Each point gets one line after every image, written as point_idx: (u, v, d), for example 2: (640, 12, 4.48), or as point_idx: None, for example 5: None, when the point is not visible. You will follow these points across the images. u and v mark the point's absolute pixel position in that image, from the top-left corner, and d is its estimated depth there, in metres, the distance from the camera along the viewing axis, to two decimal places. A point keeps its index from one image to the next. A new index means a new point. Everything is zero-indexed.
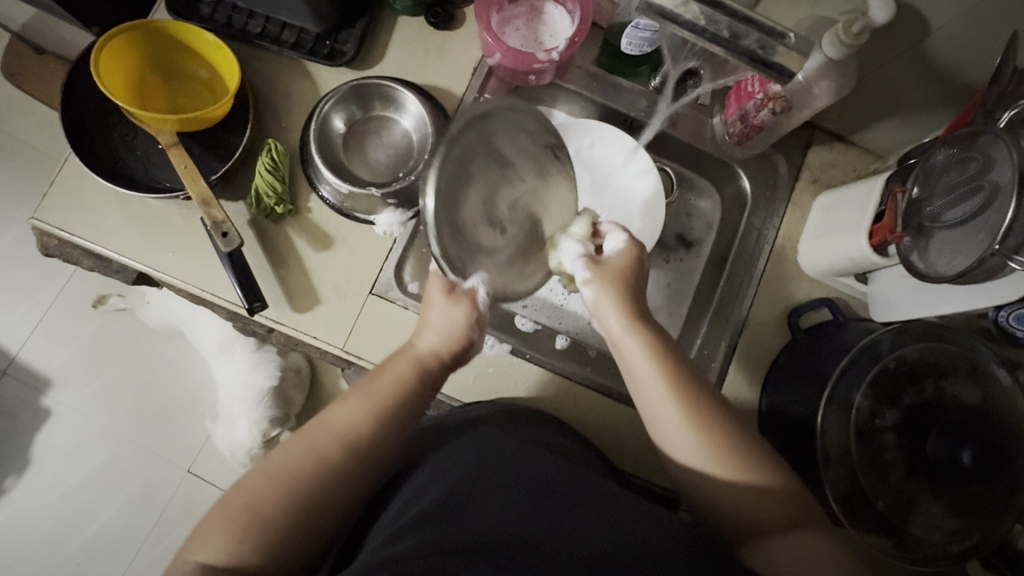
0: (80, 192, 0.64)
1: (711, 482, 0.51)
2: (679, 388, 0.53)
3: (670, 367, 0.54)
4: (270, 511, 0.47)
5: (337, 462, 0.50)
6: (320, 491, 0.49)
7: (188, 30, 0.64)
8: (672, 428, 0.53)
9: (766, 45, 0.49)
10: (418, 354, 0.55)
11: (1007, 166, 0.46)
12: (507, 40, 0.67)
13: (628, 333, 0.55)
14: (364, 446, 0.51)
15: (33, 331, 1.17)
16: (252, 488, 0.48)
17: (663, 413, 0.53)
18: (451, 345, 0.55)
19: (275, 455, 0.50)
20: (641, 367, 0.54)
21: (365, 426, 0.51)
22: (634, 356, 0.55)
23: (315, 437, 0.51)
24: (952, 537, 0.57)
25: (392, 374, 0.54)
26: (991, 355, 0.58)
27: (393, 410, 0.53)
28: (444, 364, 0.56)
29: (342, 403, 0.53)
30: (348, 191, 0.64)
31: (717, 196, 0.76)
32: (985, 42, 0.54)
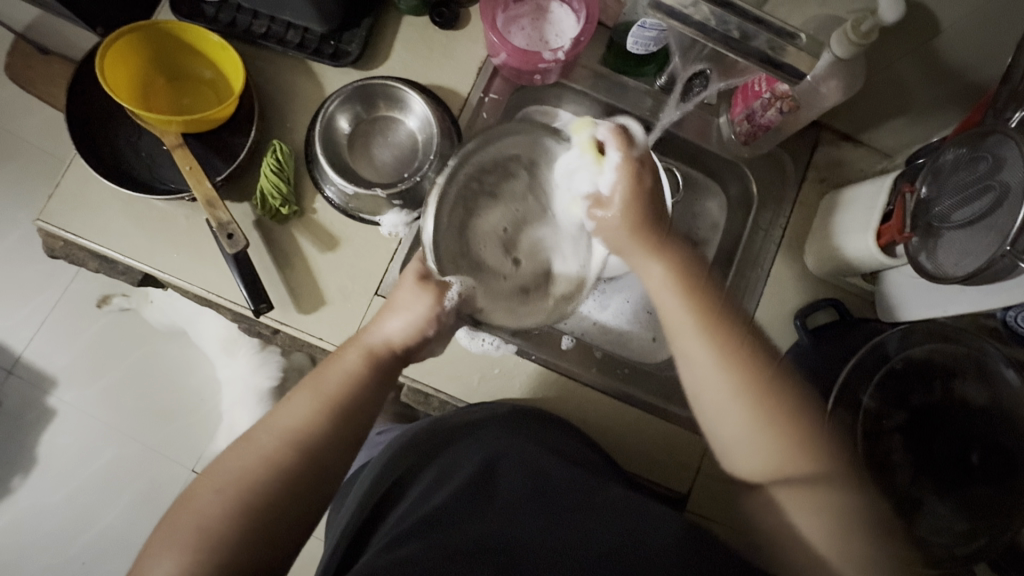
0: (85, 193, 0.64)
1: (736, 416, 0.52)
2: (702, 309, 0.55)
3: (692, 291, 0.56)
4: (223, 523, 0.46)
5: (286, 458, 0.50)
6: (275, 491, 0.48)
7: (192, 31, 0.64)
8: (700, 362, 0.54)
9: (775, 45, 0.48)
10: (370, 343, 0.57)
11: (1018, 167, 0.46)
12: (512, 39, 0.67)
13: (648, 257, 0.58)
14: (312, 444, 0.51)
15: (38, 331, 1.17)
16: (204, 500, 0.47)
17: (690, 341, 0.54)
18: (405, 338, 0.58)
19: (223, 463, 0.49)
20: (664, 290, 0.57)
21: (314, 419, 0.52)
22: (656, 279, 0.57)
23: (264, 438, 0.51)
24: (958, 539, 0.56)
25: (340, 366, 0.55)
26: (1001, 356, 0.56)
27: (343, 402, 0.53)
28: (397, 356, 0.58)
29: (288, 400, 0.53)
30: (353, 192, 0.64)
31: (723, 196, 0.75)
32: (996, 41, 0.54)
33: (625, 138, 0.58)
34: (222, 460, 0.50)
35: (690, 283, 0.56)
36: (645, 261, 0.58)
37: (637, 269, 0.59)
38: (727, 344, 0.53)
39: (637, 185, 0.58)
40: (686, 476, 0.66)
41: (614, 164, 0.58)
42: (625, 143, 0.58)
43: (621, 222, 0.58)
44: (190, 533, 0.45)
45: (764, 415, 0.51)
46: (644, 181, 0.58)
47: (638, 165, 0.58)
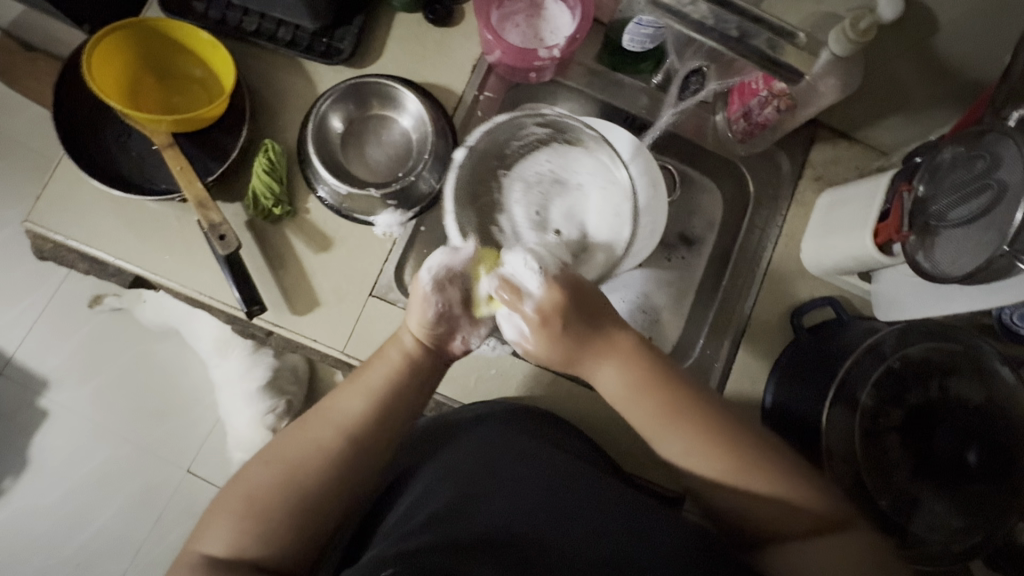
0: (74, 194, 0.63)
1: (677, 446, 0.51)
2: (664, 412, 0.52)
3: (647, 386, 0.53)
4: (276, 498, 0.47)
5: (333, 449, 0.50)
6: (319, 480, 0.49)
7: (182, 28, 0.63)
8: (664, 441, 0.52)
9: (774, 45, 0.48)
10: (406, 341, 0.55)
11: (1016, 165, 0.45)
12: (507, 37, 0.66)
13: (597, 363, 0.54)
14: (361, 439, 0.51)
15: (29, 332, 1.15)
16: (253, 478, 0.48)
17: (661, 439, 0.52)
18: (424, 330, 0.54)
19: (275, 445, 0.50)
20: (623, 396, 0.53)
21: (362, 415, 0.52)
22: (614, 386, 0.54)
23: (318, 424, 0.51)
24: (954, 536, 0.56)
25: (383, 363, 0.54)
26: (994, 354, 0.57)
27: (389, 398, 0.53)
28: (431, 352, 0.56)
29: (340, 395, 0.53)
30: (347, 192, 0.63)
31: (718, 192, 0.75)
32: (993, 38, 0.53)
33: (514, 292, 0.52)
34: (273, 443, 0.51)
35: (645, 378, 0.53)
36: (594, 368, 0.54)
37: (587, 376, 0.55)
38: (681, 419, 0.51)
39: (546, 329, 0.52)
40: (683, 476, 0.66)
41: (523, 315, 0.52)
42: (519, 290, 0.52)
43: (557, 349, 0.53)
44: (236, 508, 0.47)
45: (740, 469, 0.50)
46: (555, 311, 0.52)
47: (545, 313, 0.52)
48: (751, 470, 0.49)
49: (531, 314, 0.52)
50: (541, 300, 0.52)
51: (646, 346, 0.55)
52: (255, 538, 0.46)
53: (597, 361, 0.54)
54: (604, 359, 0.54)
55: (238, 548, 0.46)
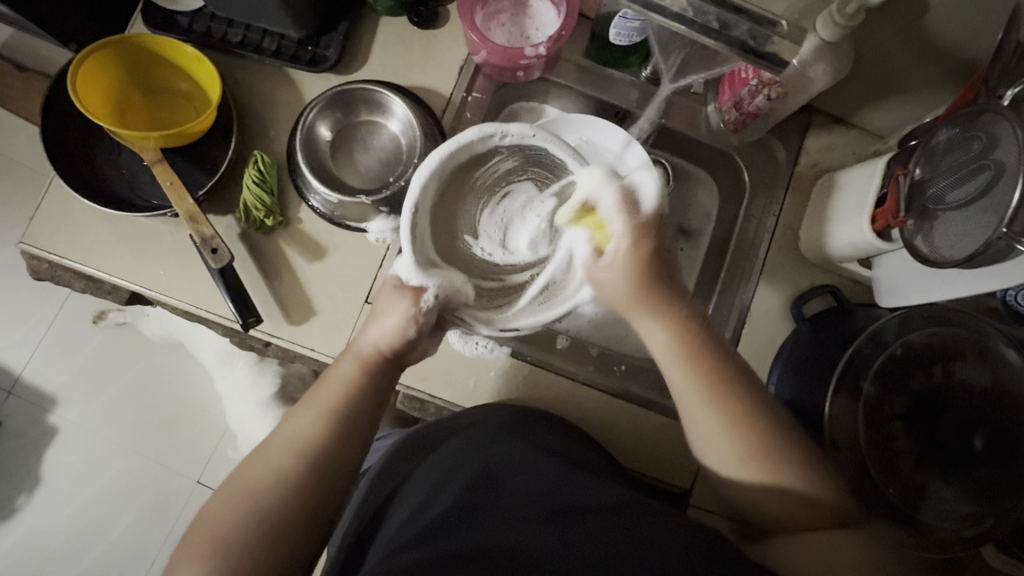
0: (68, 215, 0.63)
1: (712, 419, 0.53)
2: (698, 372, 0.54)
3: (691, 354, 0.55)
4: (237, 536, 0.47)
5: (291, 473, 0.50)
6: (299, 504, 0.49)
7: (165, 42, 0.62)
8: (687, 401, 0.55)
9: (757, 35, 0.47)
10: (361, 350, 0.56)
11: (1012, 145, 0.44)
12: (492, 36, 0.66)
13: (653, 318, 0.57)
14: (318, 454, 0.51)
15: (36, 350, 1.16)
16: (220, 512, 0.48)
17: (699, 408, 0.54)
18: (391, 341, 0.55)
19: (240, 477, 0.50)
20: (669, 355, 0.56)
21: (317, 432, 0.52)
22: (659, 344, 0.56)
23: (273, 451, 0.51)
24: (966, 522, 0.56)
25: (337, 376, 0.55)
26: (999, 336, 0.57)
27: (344, 410, 0.53)
28: (389, 360, 0.56)
29: (293, 415, 0.53)
30: (338, 200, 0.62)
31: (713, 185, 0.74)
32: (982, 18, 0.53)
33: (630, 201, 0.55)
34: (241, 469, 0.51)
35: (692, 345, 0.55)
36: (646, 326, 0.57)
37: (639, 330, 0.58)
38: (712, 375, 0.54)
39: (636, 253, 0.55)
40: (690, 472, 0.66)
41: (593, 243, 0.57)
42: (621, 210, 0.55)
43: (626, 283, 0.55)
44: (210, 544, 0.47)
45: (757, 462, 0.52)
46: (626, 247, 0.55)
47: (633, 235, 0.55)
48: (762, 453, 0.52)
49: (623, 242, 0.55)
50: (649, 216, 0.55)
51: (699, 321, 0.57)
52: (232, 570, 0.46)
53: (654, 317, 0.56)
54: (660, 316, 0.56)
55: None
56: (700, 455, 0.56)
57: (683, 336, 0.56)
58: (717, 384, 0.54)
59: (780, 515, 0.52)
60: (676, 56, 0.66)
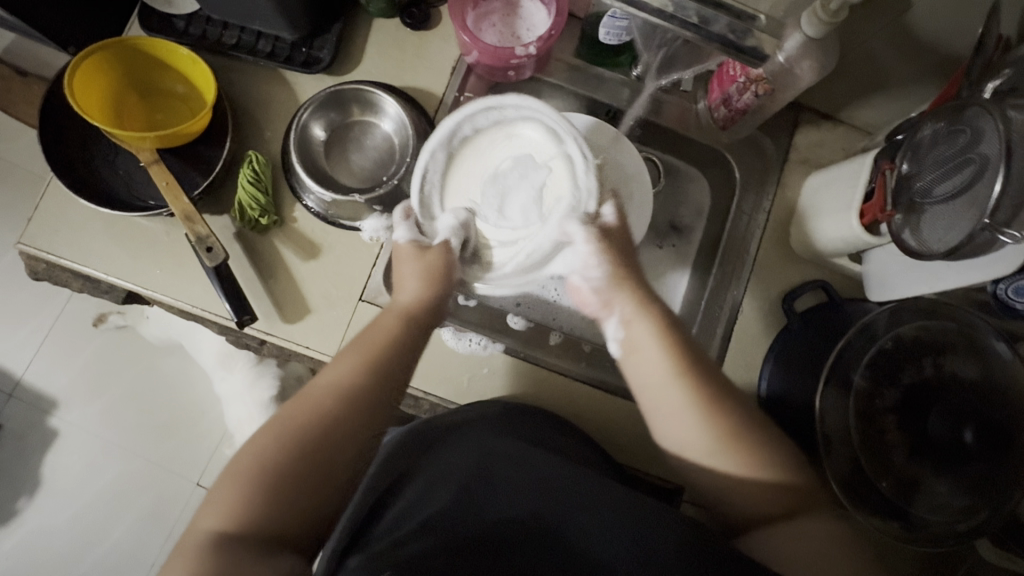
0: (66, 215, 0.64)
1: (686, 413, 0.52)
2: (676, 351, 0.55)
3: (677, 343, 0.55)
4: (271, 480, 0.47)
5: (331, 421, 0.50)
6: (332, 453, 0.49)
7: (161, 46, 0.63)
8: (671, 391, 0.53)
9: (735, 29, 0.47)
10: (402, 304, 0.58)
11: (995, 138, 0.45)
12: (483, 37, 0.67)
13: (638, 314, 0.56)
14: (359, 402, 0.52)
15: (37, 353, 1.17)
16: (250, 456, 0.48)
17: (676, 395, 0.53)
18: (429, 294, 0.58)
19: (274, 424, 0.50)
20: (656, 349, 0.55)
21: (360, 381, 0.53)
22: (643, 339, 0.55)
23: (314, 397, 0.51)
24: (956, 516, 0.56)
25: (381, 328, 0.56)
26: (991, 331, 0.58)
27: (386, 361, 0.55)
28: (426, 315, 0.59)
29: (333, 363, 0.54)
30: (332, 199, 0.64)
31: (705, 181, 0.75)
32: (965, 14, 0.53)
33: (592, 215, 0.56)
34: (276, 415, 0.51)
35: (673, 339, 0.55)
36: (630, 324, 0.56)
37: (622, 328, 0.57)
38: (688, 376, 0.53)
39: (603, 240, 0.56)
40: None
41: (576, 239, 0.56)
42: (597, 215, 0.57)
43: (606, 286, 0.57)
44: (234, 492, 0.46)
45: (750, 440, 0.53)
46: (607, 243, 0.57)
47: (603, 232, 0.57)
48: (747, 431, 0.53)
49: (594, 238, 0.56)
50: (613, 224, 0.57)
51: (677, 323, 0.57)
52: (253, 521, 0.45)
53: (637, 317, 0.56)
54: (643, 317, 0.56)
55: (239, 527, 0.45)
56: (659, 437, 0.55)
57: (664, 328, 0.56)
58: (691, 377, 0.53)
59: (761, 504, 0.52)
60: (660, 51, 0.66)
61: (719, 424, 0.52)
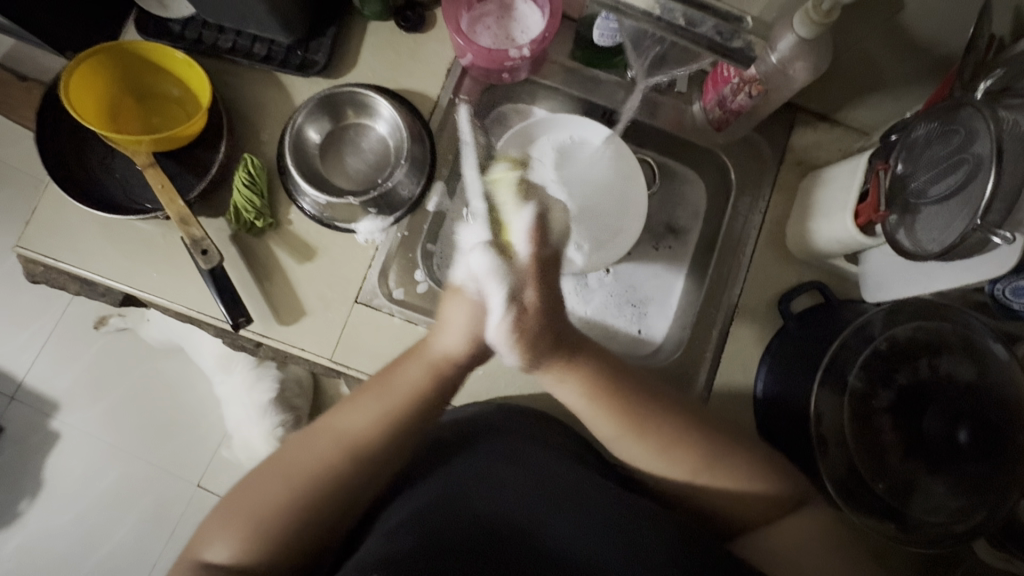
0: (63, 219, 0.65)
1: (637, 450, 0.55)
2: (623, 416, 0.55)
3: (602, 396, 0.55)
4: (276, 522, 0.48)
5: (338, 471, 0.52)
6: (337, 497, 0.51)
7: (156, 49, 0.64)
8: (621, 447, 0.56)
9: (723, 30, 0.47)
10: (430, 358, 0.57)
11: (988, 138, 0.45)
12: (478, 39, 0.67)
13: (560, 380, 0.56)
14: (366, 455, 0.53)
15: (38, 356, 1.18)
16: (260, 493, 0.50)
17: (622, 446, 0.55)
18: (460, 350, 0.56)
19: (284, 462, 0.52)
20: (585, 407, 0.56)
21: (374, 435, 0.53)
22: (572, 402, 0.57)
23: (325, 440, 0.53)
24: (954, 517, 0.56)
25: (403, 382, 0.56)
26: (987, 331, 0.57)
27: (405, 417, 0.55)
28: (456, 369, 0.57)
29: (350, 409, 0.55)
30: (326, 201, 0.63)
31: (701, 183, 0.75)
32: (957, 14, 0.53)
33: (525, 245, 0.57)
34: (286, 451, 0.53)
35: (604, 392, 0.55)
36: (555, 385, 0.57)
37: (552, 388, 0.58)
38: (645, 428, 0.54)
39: (526, 314, 0.54)
40: None
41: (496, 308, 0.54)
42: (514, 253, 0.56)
43: (532, 354, 0.55)
44: (242, 523, 0.48)
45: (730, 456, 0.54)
46: (530, 300, 0.55)
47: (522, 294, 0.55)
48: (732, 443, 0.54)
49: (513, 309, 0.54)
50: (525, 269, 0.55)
51: (613, 371, 0.56)
52: (260, 554, 0.48)
53: (564, 376, 0.56)
54: (570, 375, 0.56)
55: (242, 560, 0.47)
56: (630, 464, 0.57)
57: (593, 384, 0.56)
58: (637, 428, 0.54)
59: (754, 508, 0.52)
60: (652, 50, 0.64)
61: (677, 447, 0.53)
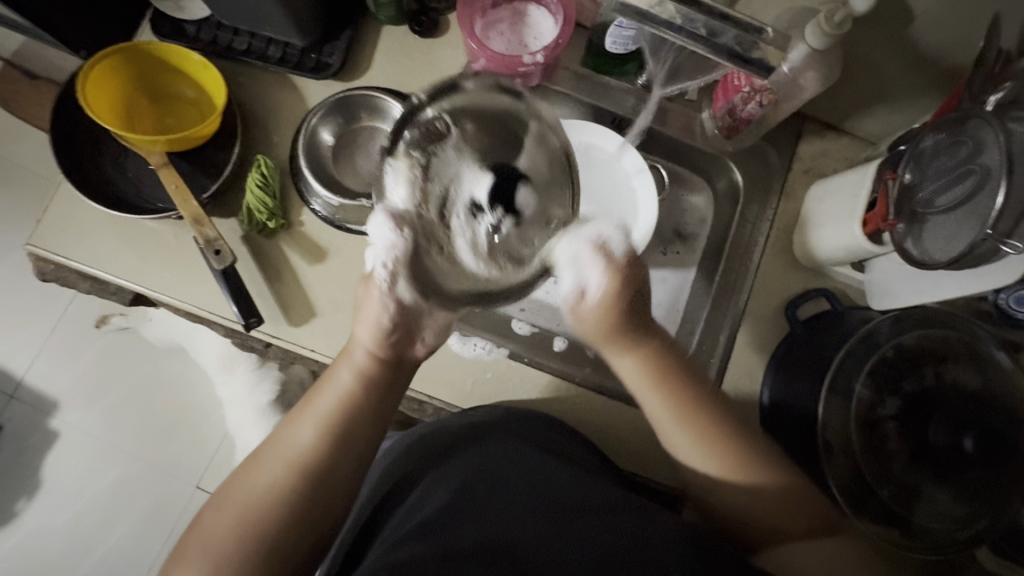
0: (75, 218, 0.65)
1: (683, 436, 0.55)
2: (673, 401, 0.55)
3: (667, 378, 0.56)
4: (237, 548, 0.47)
5: (288, 489, 0.49)
6: (296, 513, 0.49)
7: (172, 50, 0.64)
8: (664, 420, 0.55)
9: (743, 41, 0.49)
10: (357, 356, 0.54)
11: (996, 149, 0.46)
12: (491, 45, 0.67)
13: (621, 351, 0.56)
14: (314, 470, 0.50)
15: (39, 353, 1.17)
16: (216, 529, 0.48)
17: (669, 423, 0.55)
18: (378, 343, 0.53)
19: (239, 485, 0.50)
20: (641, 381, 0.56)
21: (314, 448, 0.51)
22: (634, 379, 0.56)
23: (273, 461, 0.51)
24: (958, 523, 0.56)
25: (334, 386, 0.53)
26: (991, 340, 0.58)
27: (343, 424, 0.52)
28: (385, 362, 0.54)
29: (291, 425, 0.53)
30: (339, 203, 0.64)
31: (709, 192, 0.75)
32: (965, 27, 0.54)
33: (602, 255, 0.51)
34: (235, 481, 0.50)
35: (664, 372, 0.56)
36: (616, 358, 0.57)
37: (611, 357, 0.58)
38: (672, 390, 0.55)
39: (615, 292, 0.52)
40: None
41: (579, 287, 0.53)
42: (608, 254, 0.52)
43: (598, 327, 0.54)
44: (204, 560, 0.46)
45: (724, 453, 0.53)
46: (604, 301, 0.53)
47: (609, 293, 0.52)
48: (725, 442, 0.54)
49: (608, 279, 0.52)
50: (621, 263, 0.52)
51: (671, 358, 0.56)
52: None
53: (628, 350, 0.56)
54: (634, 349, 0.56)
55: None
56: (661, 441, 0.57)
57: (655, 359, 0.56)
58: (690, 410, 0.55)
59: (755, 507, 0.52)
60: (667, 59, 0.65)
61: (698, 427, 0.54)
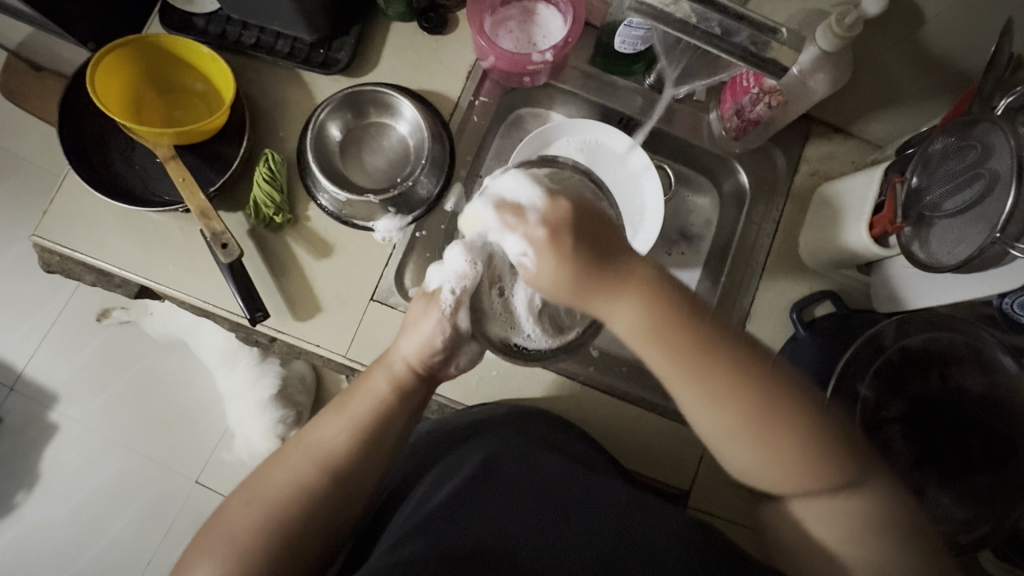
0: (81, 209, 0.65)
1: (695, 394, 0.45)
2: (679, 356, 0.45)
3: (668, 328, 0.45)
4: (255, 543, 0.47)
5: (313, 484, 0.50)
6: (315, 508, 0.49)
7: (181, 43, 0.64)
8: (680, 387, 0.46)
9: (758, 41, 0.49)
10: (395, 365, 0.55)
11: (1006, 153, 0.45)
12: (500, 43, 0.67)
13: (612, 298, 0.47)
14: (341, 470, 0.51)
15: (40, 346, 1.17)
16: (233, 519, 0.48)
17: (683, 389, 0.45)
18: (420, 353, 0.54)
19: (259, 480, 0.50)
20: (637, 337, 0.46)
21: (343, 448, 0.51)
22: (624, 330, 0.47)
23: (297, 457, 0.51)
24: (961, 527, 0.56)
25: (369, 393, 0.54)
26: (995, 343, 0.57)
27: (374, 427, 0.53)
28: (421, 376, 0.56)
29: (323, 424, 0.53)
30: (346, 199, 0.64)
31: (715, 193, 0.76)
32: (976, 32, 0.54)
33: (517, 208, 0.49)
34: (256, 476, 0.51)
35: (663, 320, 0.45)
36: (606, 308, 0.47)
37: (601, 313, 0.48)
38: (708, 359, 0.45)
39: (555, 244, 0.47)
40: (688, 472, 0.66)
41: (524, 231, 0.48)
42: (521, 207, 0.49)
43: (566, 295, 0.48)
44: (220, 550, 0.46)
45: (766, 444, 0.44)
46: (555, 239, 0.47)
47: (548, 227, 0.47)
48: (764, 434, 0.44)
49: (536, 229, 0.48)
50: (545, 211, 0.48)
51: (668, 284, 0.47)
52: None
53: (612, 298, 0.47)
54: (620, 295, 0.46)
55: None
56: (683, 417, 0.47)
57: (651, 301, 0.46)
58: (703, 360, 0.45)
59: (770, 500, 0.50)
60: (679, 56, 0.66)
61: (733, 401, 0.44)
